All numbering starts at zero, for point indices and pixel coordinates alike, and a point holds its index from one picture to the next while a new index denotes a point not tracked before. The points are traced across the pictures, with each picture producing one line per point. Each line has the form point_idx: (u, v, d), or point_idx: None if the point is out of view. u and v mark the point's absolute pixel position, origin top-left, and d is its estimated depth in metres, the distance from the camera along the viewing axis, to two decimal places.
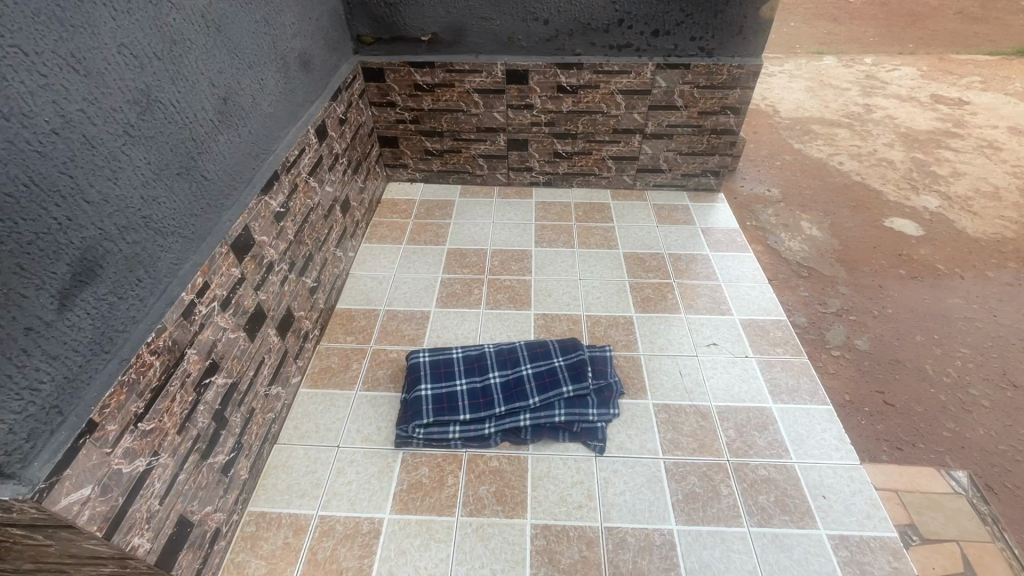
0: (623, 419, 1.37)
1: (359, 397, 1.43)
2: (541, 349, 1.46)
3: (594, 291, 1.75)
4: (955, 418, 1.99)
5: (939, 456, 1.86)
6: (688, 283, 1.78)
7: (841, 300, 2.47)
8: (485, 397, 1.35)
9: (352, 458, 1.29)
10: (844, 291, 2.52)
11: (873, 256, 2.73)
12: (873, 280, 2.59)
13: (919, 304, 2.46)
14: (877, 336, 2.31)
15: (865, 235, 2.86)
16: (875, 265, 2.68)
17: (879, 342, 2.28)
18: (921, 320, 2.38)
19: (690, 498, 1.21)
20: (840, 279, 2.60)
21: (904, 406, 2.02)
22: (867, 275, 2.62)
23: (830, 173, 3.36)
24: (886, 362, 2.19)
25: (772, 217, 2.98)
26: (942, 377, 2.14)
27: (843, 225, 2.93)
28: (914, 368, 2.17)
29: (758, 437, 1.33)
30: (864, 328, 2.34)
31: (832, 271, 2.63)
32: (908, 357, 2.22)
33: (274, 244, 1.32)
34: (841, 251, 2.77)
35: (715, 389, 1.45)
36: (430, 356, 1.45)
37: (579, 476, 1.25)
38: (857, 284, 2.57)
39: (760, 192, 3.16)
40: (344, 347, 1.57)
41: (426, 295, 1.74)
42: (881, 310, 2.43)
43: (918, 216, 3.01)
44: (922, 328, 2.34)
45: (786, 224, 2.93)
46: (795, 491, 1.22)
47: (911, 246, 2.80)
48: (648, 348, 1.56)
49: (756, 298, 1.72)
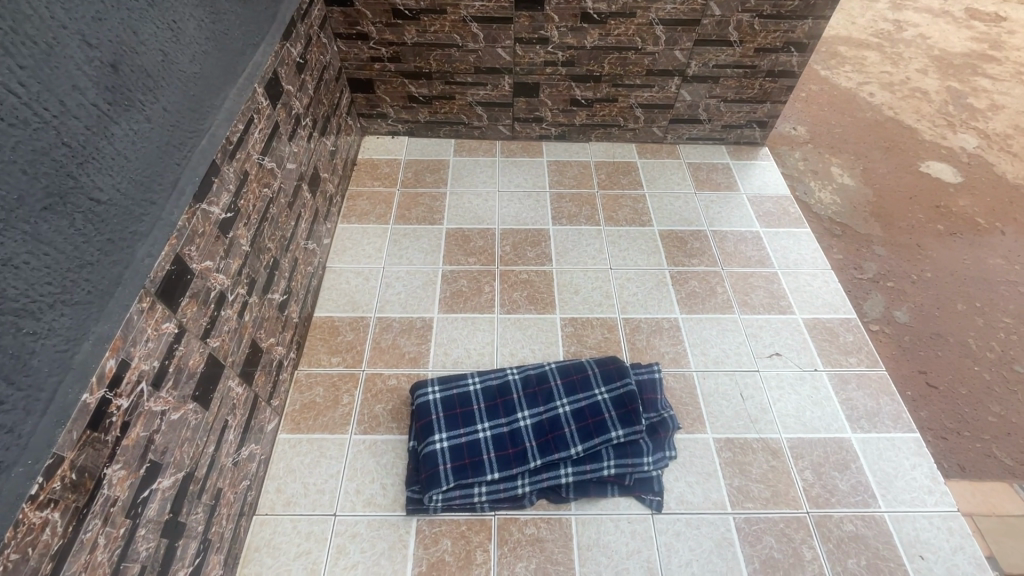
0: (681, 461, 1.14)
1: (356, 444, 1.15)
2: (579, 376, 1.18)
3: (630, 286, 1.45)
4: (1001, 400, 1.55)
5: (985, 446, 1.45)
6: (740, 272, 1.49)
7: (876, 262, 1.88)
8: (515, 447, 1.09)
9: (355, 531, 1.04)
10: (880, 253, 1.91)
11: (910, 207, 2.08)
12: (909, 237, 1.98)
13: (960, 266, 1.90)
14: (916, 309, 1.75)
15: (899, 180, 2.19)
16: (911, 219, 2.04)
17: (919, 314, 1.74)
18: (961, 284, 1.84)
19: (769, 566, 1.01)
20: (874, 237, 1.97)
21: (950, 392, 1.55)
22: (904, 233, 1.99)
23: (854, 94, 2.63)
24: (928, 336, 1.68)
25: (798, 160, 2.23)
26: (985, 351, 1.66)
27: (874, 167, 2.24)
28: (960, 346, 1.67)
29: (839, 479, 1.12)
30: (903, 297, 1.78)
31: (865, 228, 1.99)
32: (950, 330, 1.71)
33: (223, 267, 0.95)
34: (875, 202, 2.10)
35: (783, 416, 1.21)
36: (441, 390, 1.16)
37: (636, 543, 1.03)
38: (892, 244, 1.94)
39: (781, 124, 2.39)
40: (330, 373, 1.26)
41: (427, 297, 1.41)
42: (920, 274, 1.86)
43: (953, 157, 2.34)
44: (964, 294, 1.81)
45: (813, 169, 2.21)
46: (888, 552, 1.03)
47: (947, 193, 2.17)
48: (701, 363, 1.30)
49: (819, 291, 1.45)
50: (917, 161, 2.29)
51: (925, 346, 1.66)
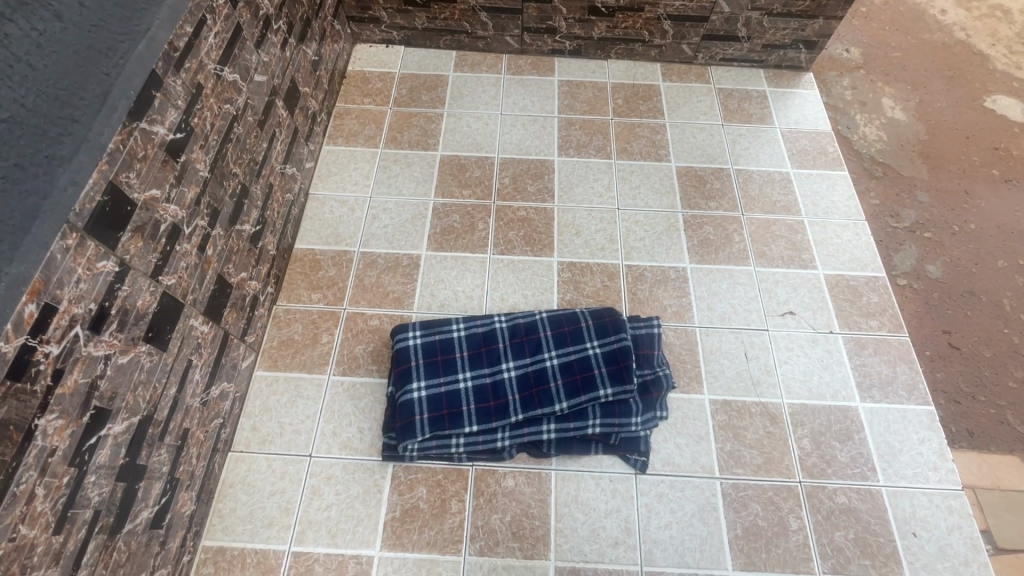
0: (672, 421, 1.08)
1: (333, 385, 1.11)
2: (571, 327, 1.10)
3: (637, 229, 1.32)
4: None
5: (1000, 415, 1.36)
6: (761, 219, 1.34)
7: (917, 209, 1.70)
8: (497, 399, 1.03)
9: (329, 473, 1.03)
10: (922, 199, 1.72)
11: (966, 148, 1.85)
12: (958, 182, 1.77)
13: (1011, 218, 1.70)
14: (952, 265, 1.60)
15: (959, 116, 1.93)
16: (965, 162, 1.81)
17: (954, 270, 1.59)
18: (1008, 239, 1.66)
19: (751, 534, 0.98)
20: (918, 181, 1.76)
21: (972, 356, 1.44)
22: (952, 177, 1.77)
23: (923, 8, 2.26)
24: (959, 295, 1.54)
25: (845, 88, 1.97)
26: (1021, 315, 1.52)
27: (932, 99, 1.97)
28: (994, 307, 1.53)
29: (839, 450, 1.06)
30: (939, 251, 1.62)
31: (910, 170, 1.78)
32: (985, 288, 1.56)
33: (174, 197, 0.86)
34: (927, 141, 1.86)
35: (788, 380, 1.13)
36: (423, 335, 1.10)
37: (615, 503, 1.00)
38: (937, 190, 1.74)
39: (832, 45, 2.09)
40: (310, 310, 1.20)
41: (416, 232, 1.31)
42: (963, 226, 1.67)
43: None
44: (1009, 251, 1.63)
45: (861, 100, 1.95)
46: (879, 527, 0.99)
47: (1012, 133, 1.90)
48: (705, 319, 1.20)
49: (847, 245, 1.31)
50: (984, 94, 2.00)
51: (954, 306, 1.52)
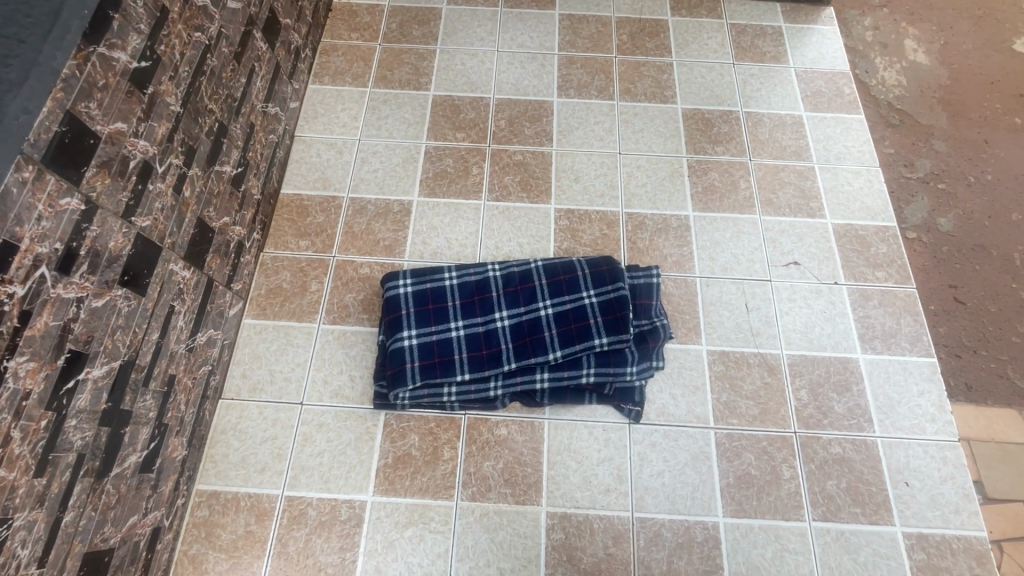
0: (668, 372, 1.06)
1: (323, 334, 1.09)
2: (567, 276, 1.06)
3: (639, 176, 1.26)
4: None
5: (1000, 370, 1.34)
6: (770, 165, 1.28)
7: (932, 159, 1.62)
8: (490, 348, 1.01)
9: (321, 421, 1.02)
10: (939, 148, 1.64)
11: (990, 94, 1.74)
12: (979, 130, 1.68)
13: None
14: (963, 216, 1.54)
15: (986, 58, 1.81)
16: (988, 109, 1.71)
17: (966, 222, 1.53)
18: None
19: (743, 482, 0.98)
20: (937, 128, 1.67)
21: (977, 310, 1.41)
22: (972, 125, 1.68)
23: None
24: (969, 248, 1.49)
25: (866, 27, 1.85)
26: None
27: (959, 40, 1.84)
28: (1004, 261, 1.48)
29: (837, 402, 1.04)
30: (952, 203, 1.56)
31: (928, 116, 1.69)
32: (997, 242, 1.51)
33: (144, 132, 0.80)
34: (949, 85, 1.75)
35: (789, 332, 1.10)
36: (414, 284, 1.06)
37: (608, 451, 1.00)
38: (956, 138, 1.65)
39: None
40: (298, 258, 1.16)
41: (407, 177, 1.25)
42: (980, 176, 1.60)
43: None
44: None
45: (882, 40, 1.83)
46: (872, 476, 0.99)
47: None
48: (706, 269, 1.16)
49: (859, 193, 1.25)
50: (1016, 34, 1.86)
51: (962, 258, 1.48)
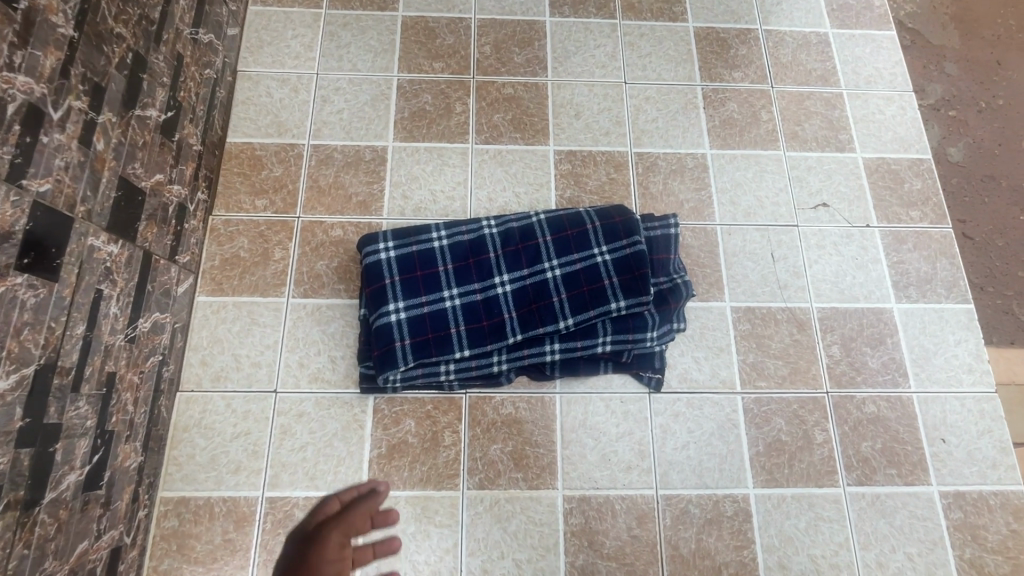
0: (690, 333, 0.95)
1: (294, 309, 0.94)
2: (575, 231, 0.92)
3: (647, 109, 1.09)
4: None
5: (1004, 309, 1.26)
6: (795, 92, 1.12)
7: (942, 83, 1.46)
8: (492, 319, 0.88)
9: (300, 410, 0.89)
10: (951, 70, 1.48)
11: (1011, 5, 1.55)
12: (993, 48, 1.51)
13: None
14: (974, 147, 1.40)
15: None
16: (1006, 22, 1.54)
17: (977, 151, 1.40)
18: None
19: (774, 450, 0.90)
20: (948, 49, 1.50)
21: (986, 246, 1.31)
22: (985, 45, 1.50)
23: None
24: (977, 179, 1.37)
25: None
26: None
27: None
28: (1013, 192, 1.37)
29: (870, 356, 0.96)
30: (963, 130, 1.42)
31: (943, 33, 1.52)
32: (1007, 172, 1.39)
33: (21, 64, 0.60)
34: None
35: (818, 282, 1.00)
36: (396, 248, 0.91)
37: (628, 425, 0.90)
38: (974, 56, 1.49)
39: None
40: (256, 220, 0.98)
41: (378, 118, 1.06)
42: (993, 99, 1.46)
43: None
44: None
45: None
46: (908, 435, 0.92)
47: None
48: (727, 215, 1.03)
49: (891, 121, 1.12)
50: None
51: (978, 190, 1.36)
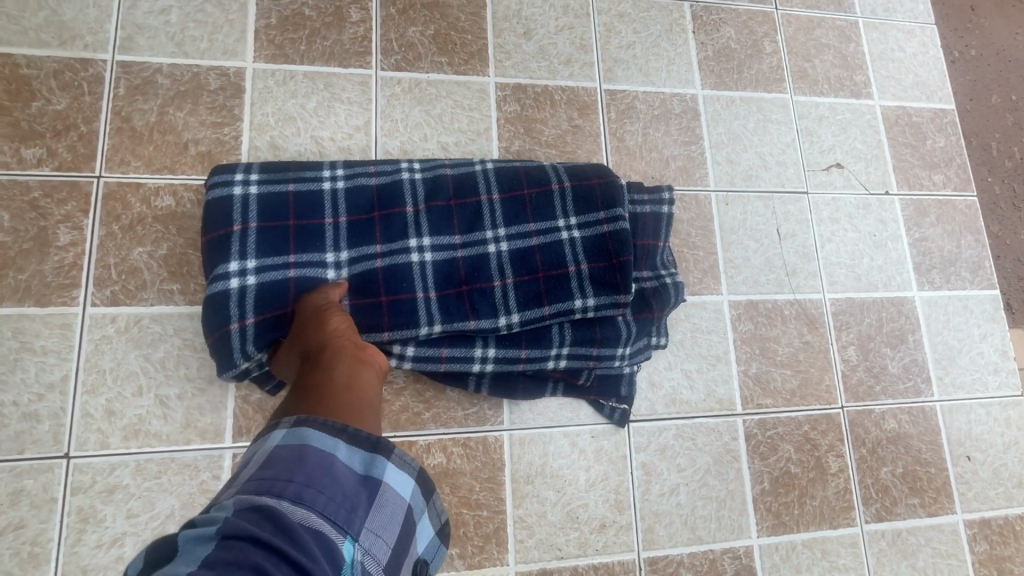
0: (679, 340, 0.72)
1: (97, 325, 0.60)
2: (534, 193, 0.64)
3: (621, 30, 0.80)
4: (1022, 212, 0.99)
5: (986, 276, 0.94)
6: (802, 18, 0.87)
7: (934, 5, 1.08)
8: (397, 295, 0.59)
9: (112, 484, 0.57)
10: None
11: None
12: None
13: None
14: (987, 81, 1.05)
15: None
16: None
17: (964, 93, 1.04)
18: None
19: (782, 486, 0.70)
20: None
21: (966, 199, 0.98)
22: None
23: None
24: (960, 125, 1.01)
25: None
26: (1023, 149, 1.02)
27: None
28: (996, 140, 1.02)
29: (889, 359, 0.77)
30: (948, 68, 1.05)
31: None
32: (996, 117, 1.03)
33: None
34: None
35: (832, 267, 0.79)
36: (259, 184, 0.59)
37: (602, 469, 0.67)
38: None
39: None
40: (22, 183, 0.61)
41: (227, 24, 0.69)
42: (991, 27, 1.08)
43: None
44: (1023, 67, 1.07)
45: None
46: (931, 456, 0.75)
47: None
48: (724, 179, 0.78)
49: (912, 61, 0.90)
50: None
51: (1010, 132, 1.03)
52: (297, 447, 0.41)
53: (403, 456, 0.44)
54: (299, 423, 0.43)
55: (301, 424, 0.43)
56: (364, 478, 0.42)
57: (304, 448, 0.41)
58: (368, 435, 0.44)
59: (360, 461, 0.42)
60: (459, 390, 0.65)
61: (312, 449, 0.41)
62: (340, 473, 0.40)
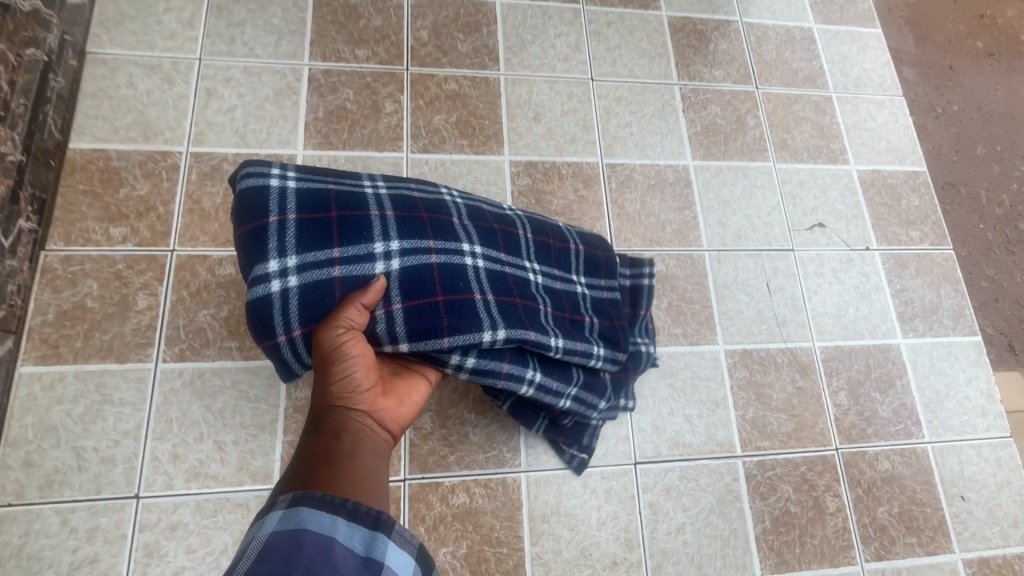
0: (680, 387, 0.79)
1: (167, 378, 0.69)
2: (557, 244, 0.71)
3: (619, 111, 0.92)
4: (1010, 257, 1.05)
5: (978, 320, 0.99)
6: (780, 94, 0.98)
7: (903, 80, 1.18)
8: (455, 294, 0.58)
9: (175, 521, 0.65)
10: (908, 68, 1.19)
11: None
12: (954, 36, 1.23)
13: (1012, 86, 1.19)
14: (964, 138, 1.14)
15: None
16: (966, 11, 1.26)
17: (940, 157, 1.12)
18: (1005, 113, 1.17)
19: (783, 525, 0.75)
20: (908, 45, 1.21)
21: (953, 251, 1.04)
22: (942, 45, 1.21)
23: None
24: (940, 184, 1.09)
25: None
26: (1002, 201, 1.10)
27: None
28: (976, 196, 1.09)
29: (879, 403, 0.83)
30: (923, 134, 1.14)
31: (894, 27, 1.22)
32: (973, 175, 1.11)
33: None
34: None
35: (820, 317, 0.86)
36: (297, 179, 0.56)
37: (612, 508, 0.72)
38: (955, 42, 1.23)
39: None
40: (109, 257, 0.72)
41: (283, 118, 0.82)
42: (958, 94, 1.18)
43: None
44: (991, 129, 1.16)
45: None
46: (927, 496, 0.79)
47: None
48: (716, 240, 0.87)
49: (884, 129, 1.00)
50: None
51: (990, 185, 1.11)
52: (292, 531, 0.40)
53: (404, 533, 0.44)
54: (296, 502, 0.43)
55: (298, 503, 0.43)
56: (364, 561, 0.41)
57: (300, 532, 0.41)
58: (367, 511, 0.44)
59: (360, 541, 0.42)
60: (481, 435, 0.72)
61: (309, 533, 0.41)
62: (338, 557, 0.40)
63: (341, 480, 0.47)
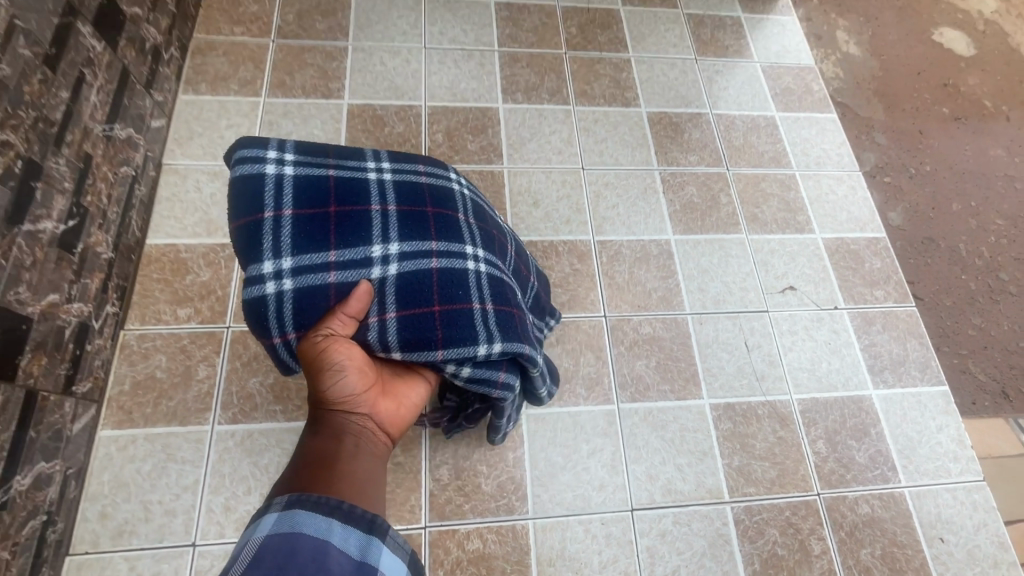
0: (669, 438, 0.88)
1: (221, 438, 0.80)
2: (529, 275, 0.78)
3: (607, 195, 1.06)
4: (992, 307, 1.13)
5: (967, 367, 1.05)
6: (749, 174, 1.13)
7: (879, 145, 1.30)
8: (452, 303, 0.60)
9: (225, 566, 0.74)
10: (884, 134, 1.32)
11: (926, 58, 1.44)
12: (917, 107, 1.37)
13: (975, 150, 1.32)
14: (938, 198, 1.24)
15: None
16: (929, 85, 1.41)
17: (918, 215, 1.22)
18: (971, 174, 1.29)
19: (772, 566, 0.82)
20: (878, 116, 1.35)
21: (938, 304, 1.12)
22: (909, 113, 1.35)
23: None
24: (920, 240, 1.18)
25: None
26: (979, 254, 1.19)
27: None
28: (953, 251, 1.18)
29: (856, 450, 0.91)
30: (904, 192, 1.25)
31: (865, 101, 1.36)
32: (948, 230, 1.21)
33: None
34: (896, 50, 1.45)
35: (795, 372, 0.95)
36: (300, 168, 0.57)
37: (611, 552, 0.80)
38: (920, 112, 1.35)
39: None
40: (176, 334, 0.86)
41: None
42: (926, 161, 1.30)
43: None
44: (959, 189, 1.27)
45: None
46: (907, 538, 0.86)
47: None
48: (697, 304, 0.98)
49: (844, 201, 1.13)
50: None
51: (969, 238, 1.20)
52: (288, 532, 0.44)
53: (396, 538, 0.49)
54: (291, 505, 0.48)
55: (293, 506, 0.47)
56: (359, 563, 0.46)
57: (296, 532, 0.45)
58: (359, 514, 0.49)
59: (355, 545, 0.47)
60: (492, 485, 0.82)
61: (304, 535, 0.45)
62: (333, 558, 0.44)
63: (339, 481, 0.53)
